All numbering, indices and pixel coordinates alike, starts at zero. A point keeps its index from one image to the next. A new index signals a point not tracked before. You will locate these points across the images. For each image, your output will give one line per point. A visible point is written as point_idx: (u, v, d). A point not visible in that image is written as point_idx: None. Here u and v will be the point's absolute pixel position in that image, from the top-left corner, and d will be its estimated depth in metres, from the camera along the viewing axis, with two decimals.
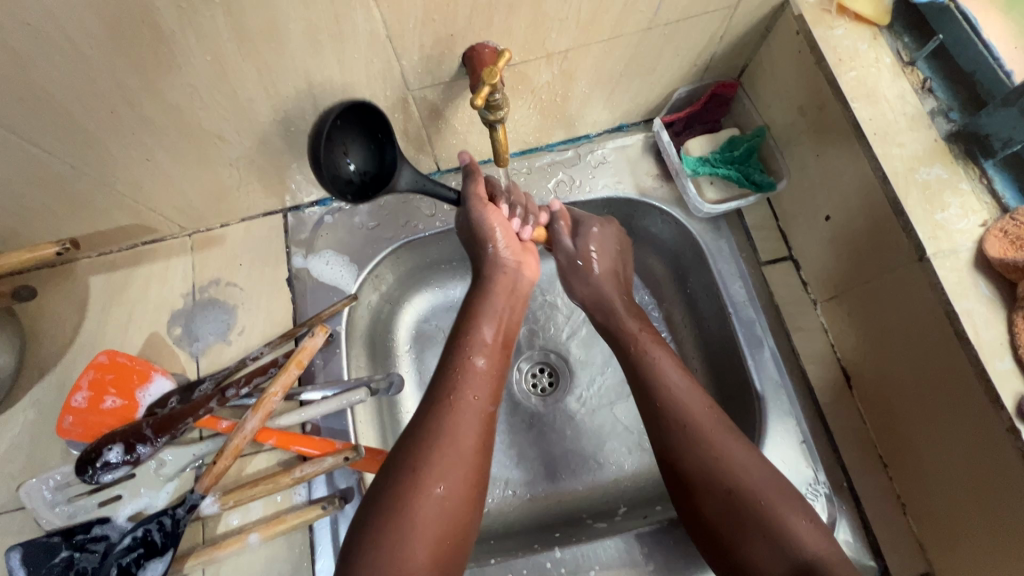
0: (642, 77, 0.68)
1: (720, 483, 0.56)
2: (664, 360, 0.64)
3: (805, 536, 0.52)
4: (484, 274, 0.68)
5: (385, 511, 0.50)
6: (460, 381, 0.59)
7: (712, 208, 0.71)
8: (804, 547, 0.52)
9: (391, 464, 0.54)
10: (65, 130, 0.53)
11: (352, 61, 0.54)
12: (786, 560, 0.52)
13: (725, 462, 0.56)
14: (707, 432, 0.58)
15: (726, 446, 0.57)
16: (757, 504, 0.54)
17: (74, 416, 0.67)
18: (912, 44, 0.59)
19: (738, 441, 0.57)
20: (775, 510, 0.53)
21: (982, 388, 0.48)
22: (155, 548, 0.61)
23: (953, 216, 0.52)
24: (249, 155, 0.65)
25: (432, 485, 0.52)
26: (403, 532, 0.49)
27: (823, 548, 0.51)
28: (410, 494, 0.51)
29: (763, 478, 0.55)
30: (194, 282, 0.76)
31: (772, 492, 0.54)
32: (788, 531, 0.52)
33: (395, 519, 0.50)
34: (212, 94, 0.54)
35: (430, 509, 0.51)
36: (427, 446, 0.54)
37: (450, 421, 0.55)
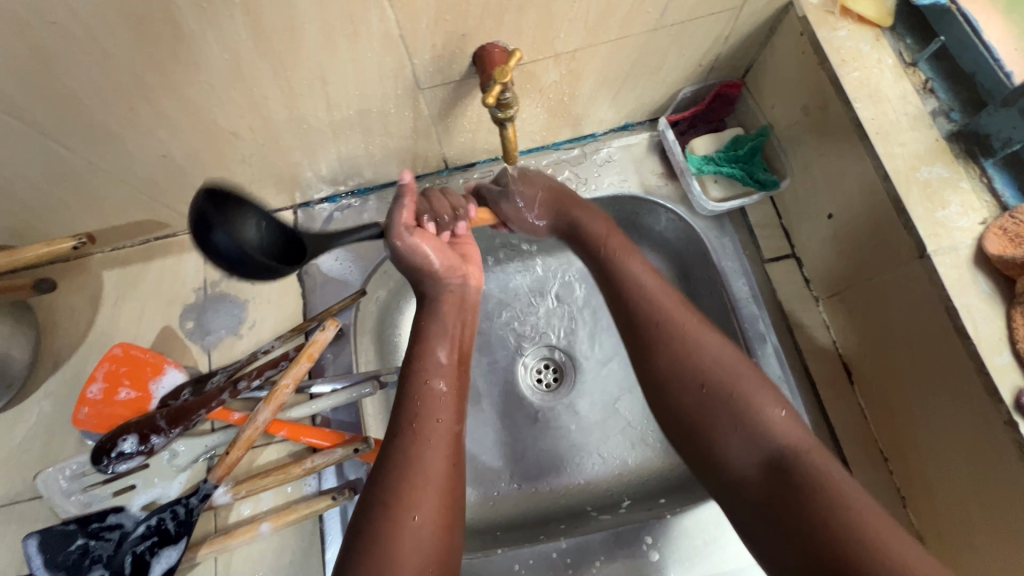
0: (648, 77, 0.69)
1: (692, 378, 0.57)
2: (635, 267, 0.65)
3: (778, 426, 0.53)
4: (435, 297, 0.66)
5: (366, 558, 0.48)
6: (425, 408, 0.57)
7: (716, 206, 0.72)
8: (776, 436, 0.52)
9: (367, 505, 0.52)
10: (84, 126, 0.54)
11: (365, 61, 0.56)
12: (757, 454, 0.52)
13: (694, 354, 0.58)
14: (683, 330, 0.59)
15: (698, 345, 0.58)
16: (729, 402, 0.55)
17: (90, 407, 0.68)
18: (914, 45, 0.60)
19: (709, 333, 0.59)
20: (747, 403, 0.54)
21: (981, 382, 0.49)
22: (169, 536, 0.62)
23: (953, 214, 0.53)
24: (261, 152, 0.66)
25: (406, 518, 0.51)
26: (388, 572, 0.48)
27: (795, 439, 0.52)
28: (389, 528, 0.50)
29: (735, 375, 0.56)
30: (205, 276, 0.77)
31: (744, 379, 0.55)
32: (760, 424, 0.53)
33: (378, 559, 0.48)
34: (228, 91, 0.55)
35: (412, 538, 0.50)
36: (399, 480, 0.52)
37: (419, 450, 0.54)
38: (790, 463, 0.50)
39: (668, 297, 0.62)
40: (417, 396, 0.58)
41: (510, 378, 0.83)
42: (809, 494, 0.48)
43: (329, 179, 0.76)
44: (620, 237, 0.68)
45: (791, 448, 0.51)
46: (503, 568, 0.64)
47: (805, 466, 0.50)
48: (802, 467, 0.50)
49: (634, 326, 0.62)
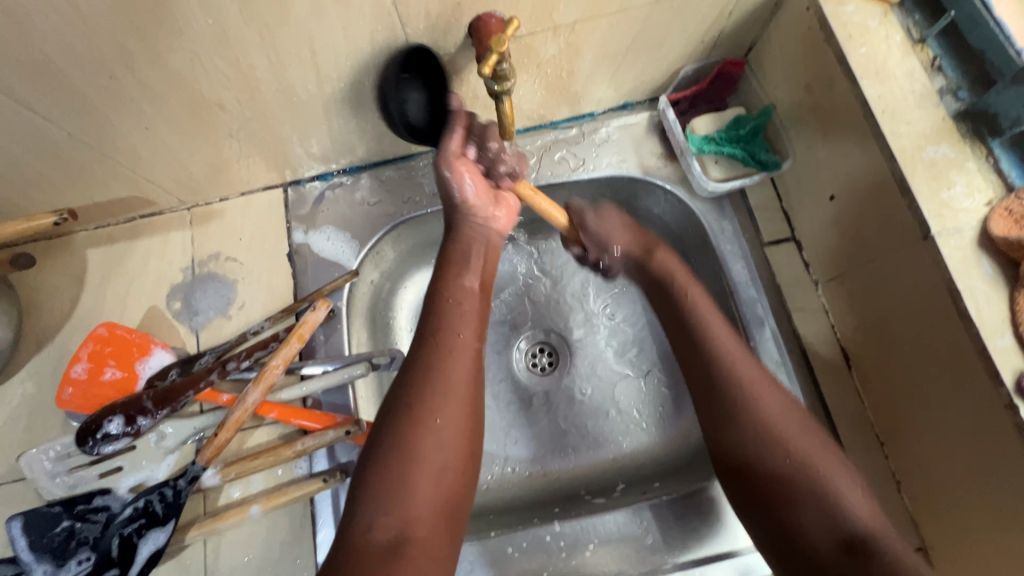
0: (649, 53, 0.67)
1: (768, 463, 0.56)
2: (713, 324, 0.62)
3: (854, 504, 0.52)
4: (457, 227, 0.65)
5: (388, 455, 0.50)
6: (447, 325, 0.58)
7: (715, 186, 0.70)
8: (856, 518, 0.52)
9: (388, 409, 0.53)
10: (62, 95, 0.52)
11: (356, 29, 0.53)
12: (837, 534, 0.52)
13: (775, 432, 0.56)
14: (750, 392, 0.58)
15: (768, 409, 0.57)
16: (808, 480, 0.54)
17: (74, 387, 0.67)
18: (922, 21, 0.59)
19: (779, 397, 0.58)
20: (825, 479, 0.53)
21: (982, 365, 0.48)
22: (157, 518, 0.61)
23: (959, 195, 0.52)
24: (250, 126, 0.64)
25: (429, 424, 0.52)
26: (409, 474, 0.50)
27: (872, 518, 0.51)
28: (412, 433, 0.51)
29: (811, 458, 0.54)
30: (193, 256, 0.75)
31: (814, 453, 0.54)
32: (838, 501, 0.52)
33: (399, 457, 0.50)
34: (213, 60, 0.53)
35: (432, 442, 0.51)
36: (422, 387, 0.54)
37: (441, 361, 0.55)
38: (871, 550, 0.50)
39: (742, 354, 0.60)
40: (439, 312, 0.60)
41: (504, 362, 0.82)
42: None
43: (320, 156, 0.74)
44: (698, 284, 0.66)
45: (865, 528, 0.51)
46: (497, 551, 0.64)
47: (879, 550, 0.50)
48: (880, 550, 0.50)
49: (707, 336, 0.62)
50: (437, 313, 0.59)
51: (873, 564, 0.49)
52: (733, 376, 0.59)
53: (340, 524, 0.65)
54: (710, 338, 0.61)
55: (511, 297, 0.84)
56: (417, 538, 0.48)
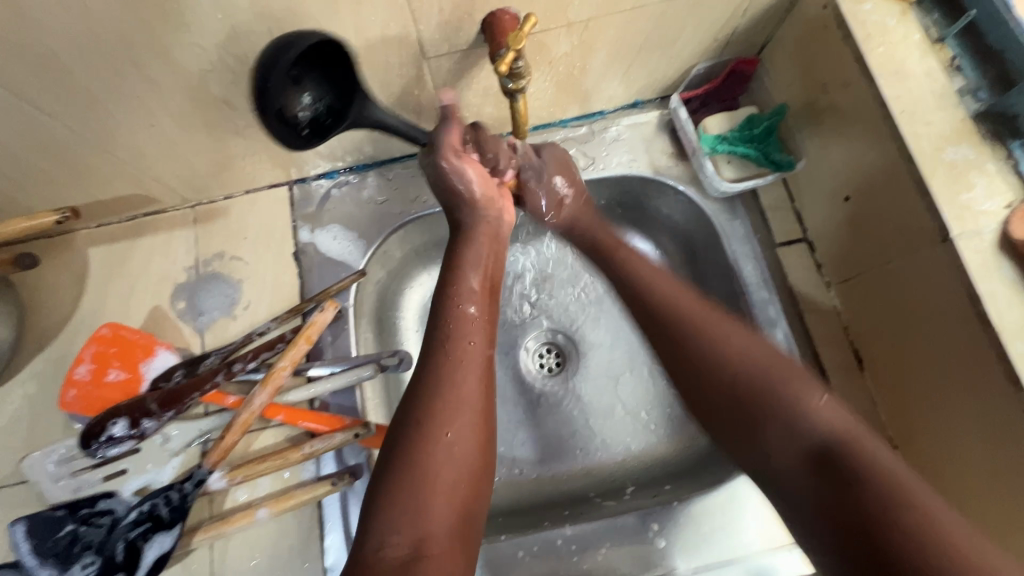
0: (662, 51, 0.66)
1: (720, 373, 0.54)
2: (648, 274, 0.63)
3: (821, 415, 0.49)
4: (469, 227, 0.63)
5: (397, 471, 0.48)
6: (456, 332, 0.55)
7: (730, 186, 0.69)
8: (824, 426, 0.48)
9: (398, 423, 0.50)
10: (66, 90, 0.51)
11: (368, 25, 0.52)
12: (805, 445, 0.48)
13: (721, 353, 0.55)
14: (701, 325, 0.57)
15: (723, 335, 0.55)
16: (776, 396, 0.51)
17: (77, 389, 0.66)
18: (941, 21, 0.58)
19: (738, 331, 0.56)
20: (790, 393, 0.51)
21: (1002, 369, 0.48)
22: (163, 522, 0.60)
23: (979, 197, 0.51)
24: (256, 122, 0.62)
25: (441, 437, 0.49)
26: (418, 489, 0.47)
27: (845, 428, 0.48)
28: (423, 445, 0.49)
29: (773, 372, 0.52)
30: (197, 255, 0.74)
31: (782, 376, 0.52)
32: (805, 413, 0.49)
33: (408, 471, 0.48)
34: (221, 55, 0.52)
35: (444, 456, 0.49)
36: (430, 399, 0.51)
37: (447, 371, 0.53)
38: (840, 455, 0.46)
39: (679, 292, 0.60)
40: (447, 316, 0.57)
41: (511, 363, 0.81)
42: (865, 493, 0.43)
43: (327, 154, 0.72)
44: (629, 245, 0.67)
45: (835, 436, 0.47)
46: (507, 554, 0.63)
47: (853, 458, 0.46)
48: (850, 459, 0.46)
49: (649, 283, 0.62)
50: (447, 319, 0.56)
51: (837, 468, 0.46)
52: (673, 313, 0.58)
53: (348, 528, 0.64)
54: (648, 288, 0.61)
55: (519, 297, 0.84)
56: (432, 556, 0.45)
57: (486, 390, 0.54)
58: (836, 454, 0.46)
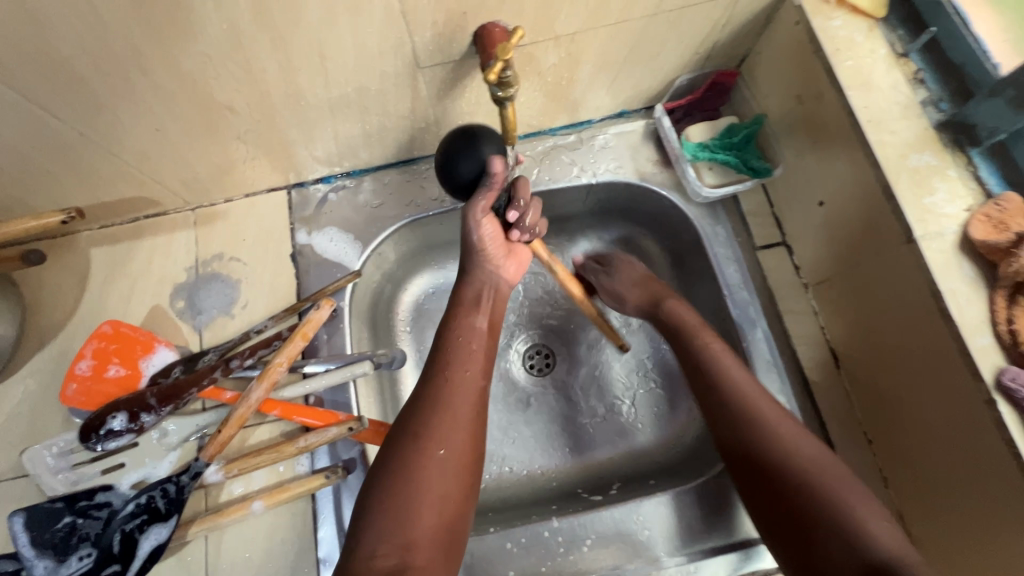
0: (645, 64, 0.70)
1: (780, 473, 0.55)
2: (720, 352, 0.64)
3: (879, 536, 0.49)
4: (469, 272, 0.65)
5: (391, 480, 0.52)
6: (452, 362, 0.59)
7: (710, 192, 0.73)
8: (881, 548, 0.48)
9: (396, 436, 0.55)
10: (77, 95, 0.53)
11: (365, 36, 0.55)
12: (857, 559, 0.48)
13: (792, 450, 0.55)
14: (758, 420, 0.58)
15: (795, 442, 0.56)
16: (826, 504, 0.51)
17: (77, 383, 0.68)
18: (906, 37, 0.61)
19: (808, 435, 0.57)
20: (846, 503, 0.51)
21: (963, 363, 0.51)
22: (160, 514, 0.62)
23: (940, 201, 0.54)
24: (257, 128, 0.65)
25: (435, 455, 0.53)
26: (410, 500, 0.51)
27: (899, 551, 0.47)
28: (416, 460, 0.52)
29: (829, 479, 0.53)
30: (197, 256, 0.76)
31: (841, 482, 0.52)
32: (860, 527, 0.49)
33: (403, 481, 0.51)
34: (225, 64, 0.54)
35: (434, 475, 0.52)
36: (427, 420, 0.55)
37: (444, 395, 0.57)
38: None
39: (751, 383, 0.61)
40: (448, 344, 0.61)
41: (502, 364, 0.83)
42: None
43: (325, 160, 0.75)
44: (715, 338, 0.66)
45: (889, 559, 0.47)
46: (495, 547, 0.65)
47: None
48: None
49: (722, 361, 0.63)
50: (445, 351, 0.60)
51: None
52: (750, 409, 0.59)
53: (341, 520, 0.65)
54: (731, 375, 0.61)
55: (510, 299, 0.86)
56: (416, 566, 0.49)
57: (479, 418, 0.57)
58: (888, 574, 0.46)
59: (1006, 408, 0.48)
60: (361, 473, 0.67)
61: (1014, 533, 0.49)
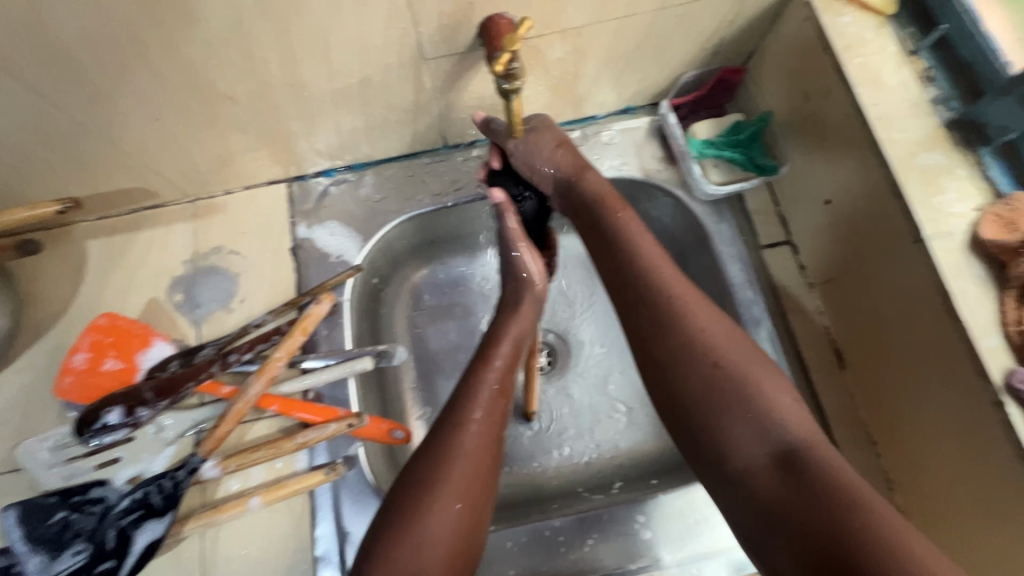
0: (652, 59, 0.69)
1: (690, 377, 0.54)
2: (638, 233, 0.62)
3: (789, 423, 0.51)
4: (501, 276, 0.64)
5: (399, 531, 0.49)
6: (468, 403, 0.56)
7: (715, 189, 0.72)
8: (789, 432, 0.51)
9: (407, 482, 0.52)
10: (74, 82, 0.52)
11: (370, 25, 0.54)
12: (769, 445, 0.50)
13: (700, 343, 0.55)
14: (675, 304, 0.57)
15: (700, 325, 0.56)
16: (733, 392, 0.53)
17: (73, 376, 0.67)
18: (916, 34, 0.61)
19: (711, 309, 0.57)
20: (760, 401, 0.52)
21: (972, 364, 0.50)
22: (155, 510, 0.61)
23: (950, 200, 0.54)
24: (258, 119, 0.64)
25: (445, 515, 0.50)
26: (418, 550, 0.48)
27: (807, 431, 0.51)
28: (424, 513, 0.49)
29: (734, 383, 0.53)
30: (195, 249, 0.75)
31: (754, 369, 0.54)
32: (769, 413, 0.51)
33: (410, 531, 0.49)
34: (228, 52, 0.54)
35: (443, 528, 0.50)
36: (439, 469, 0.52)
37: (461, 441, 0.53)
38: (802, 456, 0.49)
39: (670, 277, 0.59)
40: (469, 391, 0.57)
41: None
42: (823, 492, 0.46)
43: (326, 152, 0.74)
44: (630, 207, 0.64)
45: (800, 442, 0.50)
46: (495, 546, 0.64)
47: (814, 463, 0.48)
48: (812, 459, 0.48)
49: (654, 262, 0.59)
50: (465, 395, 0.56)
51: (803, 471, 0.48)
52: (668, 300, 0.57)
53: (340, 517, 0.65)
54: (648, 272, 0.59)
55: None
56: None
57: (493, 461, 0.55)
58: (803, 455, 0.49)
59: (1015, 410, 0.48)
60: (360, 470, 0.66)
61: (1020, 535, 0.49)
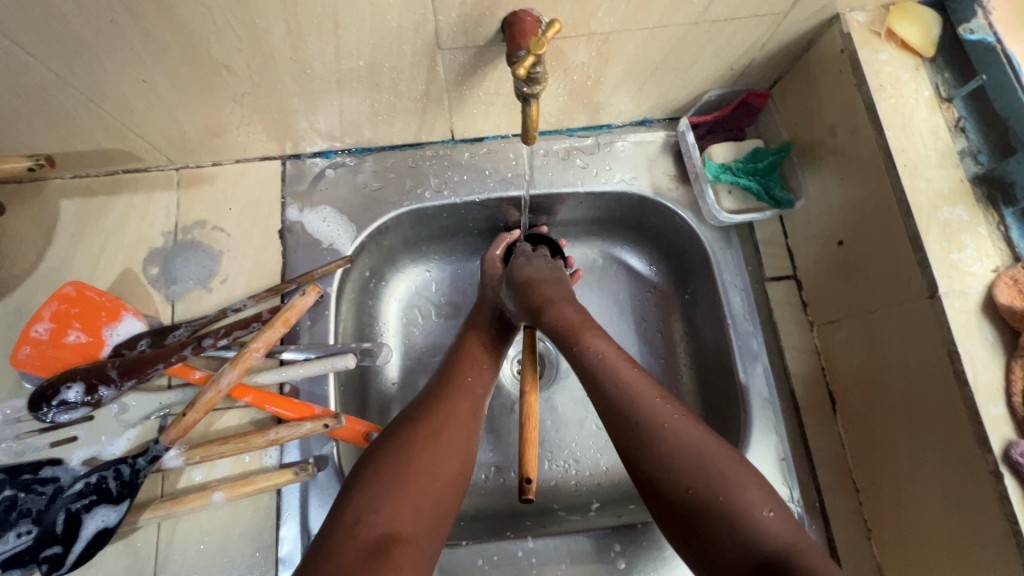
0: (677, 73, 0.66)
1: (663, 461, 0.50)
2: (614, 358, 0.56)
3: (771, 529, 0.46)
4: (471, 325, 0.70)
5: (382, 456, 0.51)
6: (462, 366, 0.62)
7: (728, 218, 0.70)
8: (774, 541, 0.45)
9: (398, 420, 0.56)
10: (53, 32, 0.48)
11: (385, 7, 0.50)
12: (752, 559, 0.45)
13: (671, 439, 0.50)
14: (653, 414, 0.52)
15: (675, 427, 0.51)
16: (711, 483, 0.48)
17: (32, 347, 0.62)
18: (952, 81, 0.59)
19: (689, 420, 0.52)
20: (735, 498, 0.47)
21: (972, 431, 0.49)
22: (109, 497, 0.58)
23: (968, 258, 0.52)
24: (255, 92, 0.60)
25: (436, 456, 0.52)
26: (400, 475, 0.50)
27: (791, 539, 0.45)
28: (405, 454, 0.51)
29: (721, 465, 0.49)
30: (177, 221, 0.71)
31: (726, 476, 0.48)
32: (750, 519, 0.46)
33: (394, 454, 0.51)
34: (227, 18, 0.49)
35: (431, 463, 0.52)
36: (438, 418, 0.55)
37: (453, 395, 0.58)
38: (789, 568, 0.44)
39: (644, 382, 0.54)
40: (454, 363, 0.63)
41: None
42: None
43: (325, 133, 0.70)
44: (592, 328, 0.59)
45: (786, 550, 0.45)
46: (466, 562, 0.62)
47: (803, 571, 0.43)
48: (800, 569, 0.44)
49: (616, 365, 0.56)
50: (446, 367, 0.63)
51: None
52: (635, 407, 0.52)
53: (306, 519, 0.62)
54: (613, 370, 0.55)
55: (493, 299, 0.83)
56: (395, 545, 0.46)
57: (473, 427, 0.57)
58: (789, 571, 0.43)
59: (1011, 483, 0.47)
60: (332, 470, 0.64)
61: None
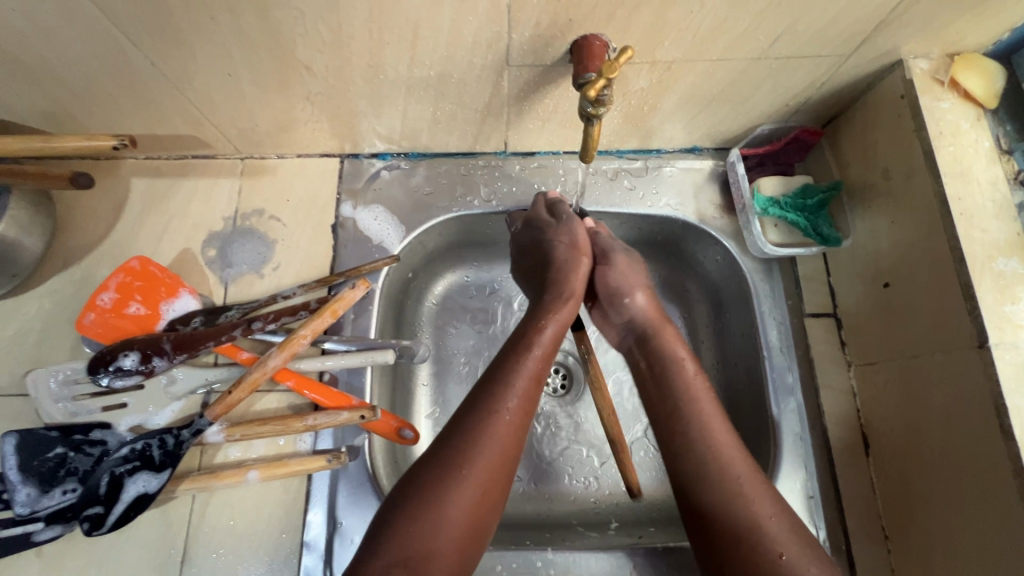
0: (732, 105, 0.67)
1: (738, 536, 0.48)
2: (709, 419, 0.55)
3: None
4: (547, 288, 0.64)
5: (420, 501, 0.46)
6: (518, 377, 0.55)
7: (773, 250, 0.70)
8: None
9: (443, 450, 0.50)
10: (158, 24, 0.51)
11: (464, 23, 0.53)
12: None
13: (755, 513, 0.48)
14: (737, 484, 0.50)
15: (760, 500, 0.49)
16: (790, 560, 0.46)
17: (96, 314, 0.66)
18: (1013, 133, 0.59)
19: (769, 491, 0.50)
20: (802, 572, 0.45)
21: (1016, 486, 0.49)
22: (152, 464, 0.60)
23: (1021, 311, 0.52)
24: (328, 92, 0.63)
25: (475, 503, 0.47)
26: (437, 530, 0.45)
27: None
28: (455, 476, 0.48)
29: (799, 543, 0.47)
30: (237, 207, 0.74)
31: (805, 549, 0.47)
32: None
33: (438, 502, 0.46)
34: (316, 23, 0.52)
35: (470, 508, 0.47)
36: (485, 453, 0.49)
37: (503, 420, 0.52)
38: None
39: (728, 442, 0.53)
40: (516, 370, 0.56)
41: None
42: None
43: (385, 136, 0.73)
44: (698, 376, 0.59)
45: None
46: (484, 566, 0.63)
47: None
48: None
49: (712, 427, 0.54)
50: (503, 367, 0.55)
51: None
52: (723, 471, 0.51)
53: (333, 507, 0.63)
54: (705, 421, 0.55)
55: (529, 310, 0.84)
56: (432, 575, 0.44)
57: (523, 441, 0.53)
58: None
59: None
60: (363, 462, 0.65)
61: None
